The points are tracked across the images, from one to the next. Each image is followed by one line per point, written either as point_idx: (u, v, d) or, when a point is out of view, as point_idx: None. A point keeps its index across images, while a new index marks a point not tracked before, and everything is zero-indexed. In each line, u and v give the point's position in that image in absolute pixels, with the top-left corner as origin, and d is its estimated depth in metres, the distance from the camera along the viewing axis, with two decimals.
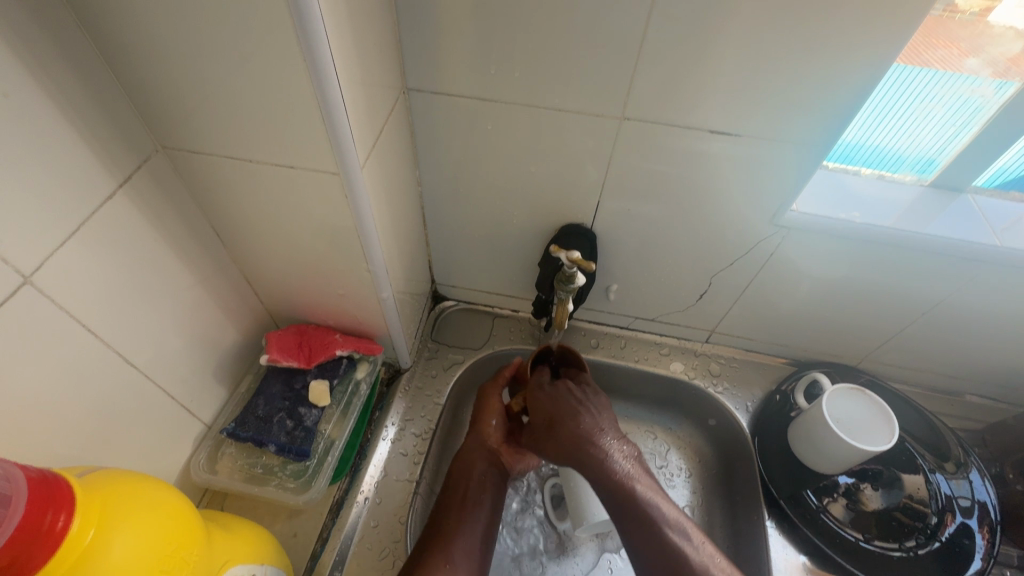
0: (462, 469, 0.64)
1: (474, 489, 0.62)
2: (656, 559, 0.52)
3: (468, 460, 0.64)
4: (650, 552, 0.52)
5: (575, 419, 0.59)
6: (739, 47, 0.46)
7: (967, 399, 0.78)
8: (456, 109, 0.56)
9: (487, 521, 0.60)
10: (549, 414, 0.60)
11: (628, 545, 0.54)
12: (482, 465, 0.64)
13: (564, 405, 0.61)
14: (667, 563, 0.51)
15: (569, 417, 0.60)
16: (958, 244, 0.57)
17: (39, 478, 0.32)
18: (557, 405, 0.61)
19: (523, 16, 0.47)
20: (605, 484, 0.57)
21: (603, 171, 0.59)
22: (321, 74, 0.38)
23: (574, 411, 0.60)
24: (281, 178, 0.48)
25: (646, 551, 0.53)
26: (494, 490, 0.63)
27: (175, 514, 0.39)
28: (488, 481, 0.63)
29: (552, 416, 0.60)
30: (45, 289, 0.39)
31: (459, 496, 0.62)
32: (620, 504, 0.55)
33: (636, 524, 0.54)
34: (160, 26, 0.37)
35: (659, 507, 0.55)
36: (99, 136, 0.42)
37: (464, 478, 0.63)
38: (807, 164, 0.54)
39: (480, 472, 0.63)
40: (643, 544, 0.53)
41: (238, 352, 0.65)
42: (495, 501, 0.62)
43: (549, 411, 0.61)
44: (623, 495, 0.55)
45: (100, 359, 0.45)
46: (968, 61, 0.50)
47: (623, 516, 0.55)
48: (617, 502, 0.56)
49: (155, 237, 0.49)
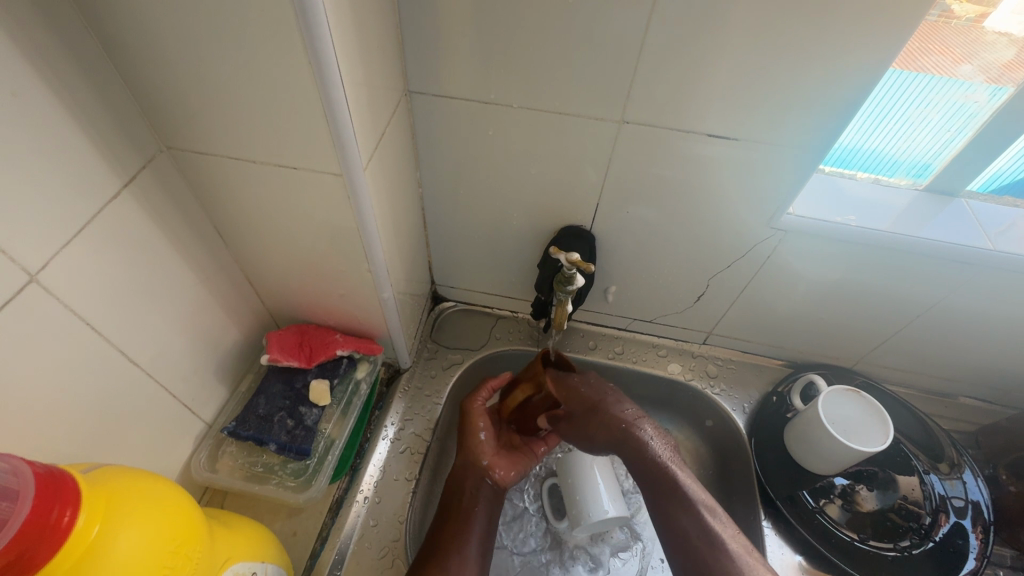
0: (457, 482, 0.65)
1: (468, 499, 0.63)
2: (697, 557, 0.50)
3: (461, 474, 0.66)
4: (689, 547, 0.51)
5: (618, 407, 0.58)
6: (737, 51, 0.47)
7: (960, 401, 0.79)
8: (457, 110, 0.57)
9: (485, 526, 0.61)
10: (590, 402, 0.58)
11: (665, 529, 0.53)
12: (473, 479, 0.65)
13: (604, 394, 0.59)
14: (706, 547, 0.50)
15: (608, 403, 0.58)
16: (953, 247, 0.57)
17: (45, 474, 0.33)
18: (596, 393, 0.59)
19: (524, 19, 0.48)
20: (642, 467, 0.56)
21: (602, 173, 0.60)
22: (326, 75, 0.39)
23: (617, 402, 0.58)
24: (283, 178, 0.48)
25: (684, 544, 0.51)
26: (487, 502, 0.64)
27: (178, 510, 0.40)
28: (480, 493, 0.64)
29: (594, 406, 0.58)
30: (51, 287, 0.40)
31: (455, 508, 0.62)
32: (657, 493, 0.54)
33: (671, 514, 0.53)
34: (166, 28, 0.38)
35: (698, 492, 0.54)
36: (106, 137, 0.42)
37: (458, 491, 0.64)
38: (804, 168, 0.55)
39: (473, 483, 0.65)
40: (680, 544, 0.51)
41: (239, 352, 0.66)
42: (488, 513, 0.63)
43: (589, 402, 0.58)
44: (658, 481, 0.55)
45: (104, 358, 0.46)
46: (962, 66, 0.51)
47: (663, 505, 0.54)
48: (656, 486, 0.55)
49: (158, 236, 0.49)
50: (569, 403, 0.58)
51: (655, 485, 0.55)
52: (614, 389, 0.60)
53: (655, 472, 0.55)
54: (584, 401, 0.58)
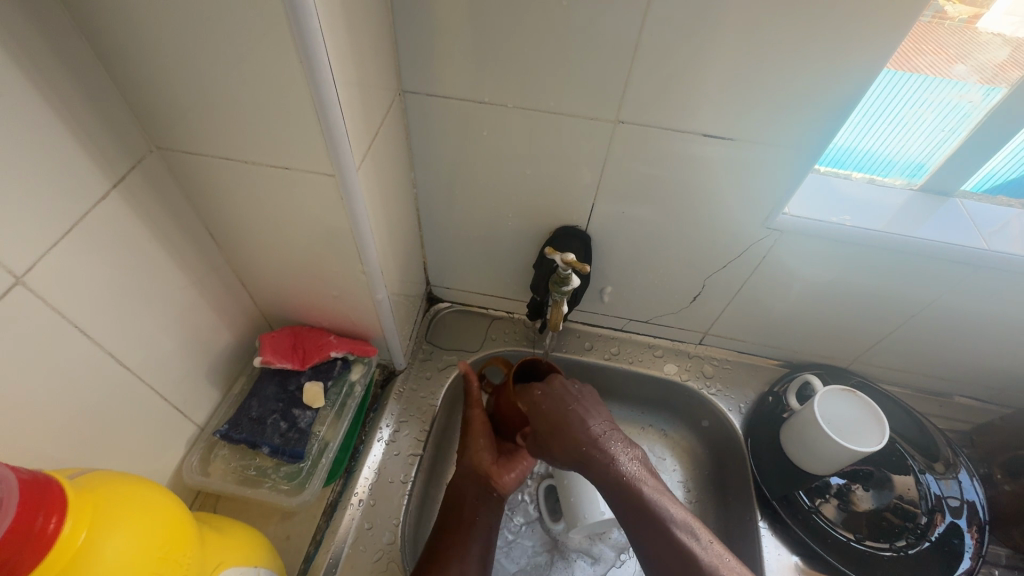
0: (456, 493, 0.64)
1: (469, 511, 0.62)
2: (668, 566, 0.52)
3: (461, 484, 0.65)
4: (660, 557, 0.53)
5: (582, 423, 0.58)
6: (732, 50, 0.47)
7: (956, 400, 0.79)
8: (451, 110, 0.57)
9: (483, 541, 0.61)
10: (552, 419, 0.59)
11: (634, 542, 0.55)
12: (474, 488, 0.64)
13: (566, 407, 0.59)
14: (671, 560, 0.52)
15: (571, 421, 0.58)
16: (948, 247, 0.57)
17: (31, 480, 0.32)
18: (559, 408, 0.59)
19: (519, 19, 0.48)
20: (610, 484, 0.57)
21: (597, 173, 0.60)
22: (317, 75, 0.38)
23: (580, 415, 0.58)
24: (276, 179, 0.47)
25: (653, 555, 0.53)
26: (489, 513, 0.63)
27: (168, 516, 0.39)
28: (482, 503, 0.63)
29: (555, 424, 0.59)
30: (38, 289, 0.39)
31: (456, 518, 0.62)
32: (626, 505, 0.56)
33: (639, 522, 0.54)
34: (154, 26, 0.37)
35: (665, 506, 0.55)
36: (94, 137, 0.41)
37: (458, 502, 0.63)
38: (798, 167, 0.55)
39: (473, 494, 0.64)
40: (654, 552, 0.53)
41: (232, 354, 0.65)
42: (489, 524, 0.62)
43: (551, 419, 0.59)
44: (627, 496, 0.56)
45: (93, 361, 0.45)
46: (956, 67, 0.51)
47: (631, 520, 0.55)
48: (624, 501, 0.56)
49: (149, 238, 0.49)
50: (533, 420, 0.60)
51: (623, 495, 0.56)
52: (579, 399, 0.60)
53: (623, 481, 0.56)
54: (545, 421, 0.59)
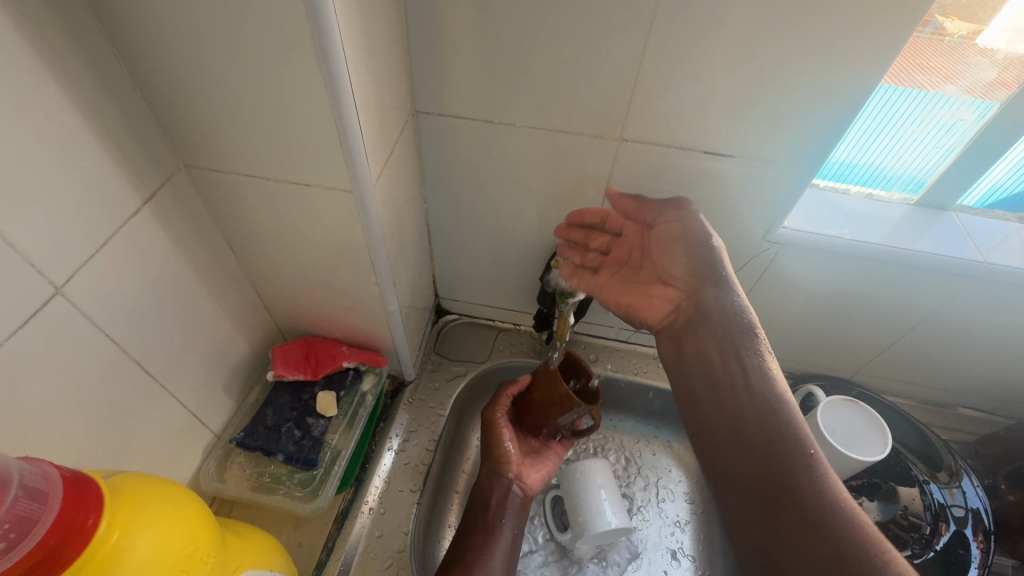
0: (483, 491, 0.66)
1: (494, 511, 0.64)
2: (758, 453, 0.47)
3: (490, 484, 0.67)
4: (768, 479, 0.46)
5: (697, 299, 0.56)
6: (732, 69, 0.49)
7: (959, 412, 0.80)
8: (462, 130, 0.59)
9: (508, 541, 0.62)
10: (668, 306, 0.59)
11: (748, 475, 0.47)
12: (500, 489, 0.66)
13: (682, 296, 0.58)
14: (775, 447, 0.47)
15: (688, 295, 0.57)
16: (945, 259, 0.59)
17: (71, 478, 0.34)
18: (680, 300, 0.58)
19: (526, 43, 0.50)
20: (710, 366, 0.53)
21: (603, 189, 0.62)
22: (340, 97, 0.41)
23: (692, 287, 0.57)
24: (295, 195, 0.50)
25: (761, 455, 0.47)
26: (512, 513, 0.65)
27: (195, 517, 0.41)
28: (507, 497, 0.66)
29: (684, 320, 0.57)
30: (74, 300, 0.41)
31: (481, 518, 0.64)
32: (730, 388, 0.51)
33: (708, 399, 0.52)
34: (188, 53, 0.40)
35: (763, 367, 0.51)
36: (126, 155, 0.44)
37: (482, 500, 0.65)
38: (800, 180, 0.56)
39: (500, 494, 0.66)
40: (738, 430, 0.49)
41: (246, 365, 0.67)
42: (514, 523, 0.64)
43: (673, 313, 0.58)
44: (726, 380, 0.52)
45: (120, 368, 0.47)
46: (948, 85, 0.53)
47: (725, 397, 0.52)
48: (720, 398, 0.52)
49: (175, 251, 0.51)
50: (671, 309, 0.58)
51: (716, 378, 0.53)
52: (677, 246, 0.58)
53: (716, 369, 0.53)
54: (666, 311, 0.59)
